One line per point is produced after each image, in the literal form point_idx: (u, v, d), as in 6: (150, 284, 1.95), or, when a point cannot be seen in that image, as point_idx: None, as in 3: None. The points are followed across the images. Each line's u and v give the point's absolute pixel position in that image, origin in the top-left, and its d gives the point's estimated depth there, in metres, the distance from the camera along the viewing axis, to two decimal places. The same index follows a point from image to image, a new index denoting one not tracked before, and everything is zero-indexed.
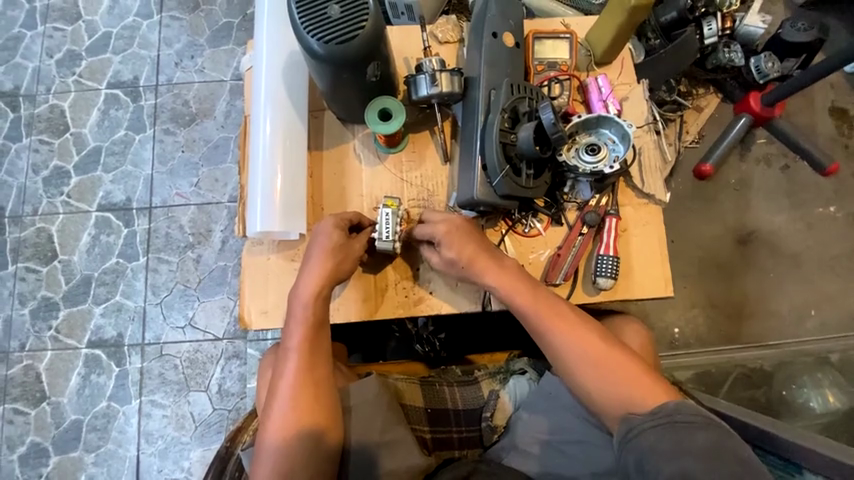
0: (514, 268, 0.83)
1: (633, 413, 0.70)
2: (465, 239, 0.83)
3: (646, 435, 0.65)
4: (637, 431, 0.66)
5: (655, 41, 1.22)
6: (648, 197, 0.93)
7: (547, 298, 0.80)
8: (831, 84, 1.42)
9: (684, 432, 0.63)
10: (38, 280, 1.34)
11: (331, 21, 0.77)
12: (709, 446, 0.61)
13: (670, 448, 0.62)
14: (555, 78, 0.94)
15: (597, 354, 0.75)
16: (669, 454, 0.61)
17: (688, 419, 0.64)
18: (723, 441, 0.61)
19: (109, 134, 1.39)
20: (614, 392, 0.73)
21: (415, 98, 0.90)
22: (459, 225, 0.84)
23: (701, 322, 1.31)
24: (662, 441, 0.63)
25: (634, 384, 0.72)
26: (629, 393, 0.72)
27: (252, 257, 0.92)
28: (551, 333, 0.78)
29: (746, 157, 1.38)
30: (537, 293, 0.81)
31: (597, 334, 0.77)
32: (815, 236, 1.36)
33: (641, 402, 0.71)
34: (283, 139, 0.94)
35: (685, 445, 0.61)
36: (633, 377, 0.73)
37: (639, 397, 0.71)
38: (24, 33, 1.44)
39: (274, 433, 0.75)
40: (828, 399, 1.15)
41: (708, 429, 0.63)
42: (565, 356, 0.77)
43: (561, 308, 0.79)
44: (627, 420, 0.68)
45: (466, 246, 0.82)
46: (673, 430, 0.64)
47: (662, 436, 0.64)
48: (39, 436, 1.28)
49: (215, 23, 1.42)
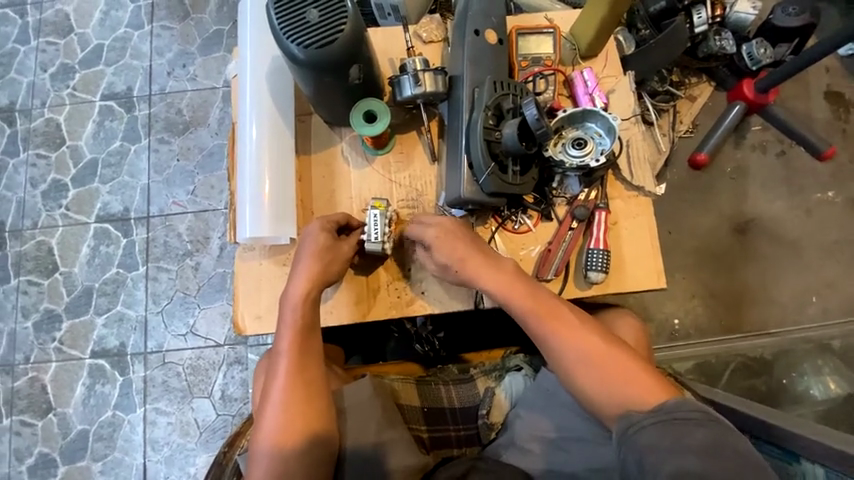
0: (510, 269, 0.82)
1: (632, 410, 0.69)
2: (455, 242, 0.83)
3: (645, 431, 0.65)
4: (636, 427, 0.66)
5: (645, 31, 1.21)
6: (637, 189, 0.93)
7: (543, 295, 0.80)
8: (826, 67, 1.41)
9: (683, 429, 0.63)
10: (40, 292, 1.35)
11: (310, 26, 0.77)
12: (708, 443, 0.60)
13: (669, 445, 0.61)
14: (539, 74, 0.94)
15: (594, 354, 0.75)
16: (669, 451, 0.61)
17: (687, 415, 0.64)
18: (722, 438, 0.61)
19: (105, 145, 1.40)
20: (612, 392, 0.72)
21: (400, 99, 0.90)
22: (453, 228, 0.84)
23: (701, 312, 1.31)
24: (662, 438, 0.63)
25: (631, 381, 0.72)
26: (626, 392, 0.72)
27: (244, 264, 0.92)
28: (548, 334, 0.78)
29: (741, 145, 1.37)
30: (533, 294, 0.80)
31: (593, 335, 0.76)
32: (814, 222, 1.34)
33: (639, 398, 0.70)
34: (270, 145, 0.94)
35: (684, 442, 0.61)
36: (629, 373, 0.72)
37: (637, 393, 0.71)
38: (18, 48, 1.46)
39: (266, 436, 0.76)
40: (829, 386, 1.13)
41: (707, 425, 0.63)
42: (562, 356, 0.76)
43: (557, 309, 0.79)
44: (627, 417, 0.68)
45: (457, 248, 0.83)
46: (672, 426, 0.64)
47: (661, 433, 0.63)
48: (47, 446, 1.30)
49: (205, 31, 1.43)
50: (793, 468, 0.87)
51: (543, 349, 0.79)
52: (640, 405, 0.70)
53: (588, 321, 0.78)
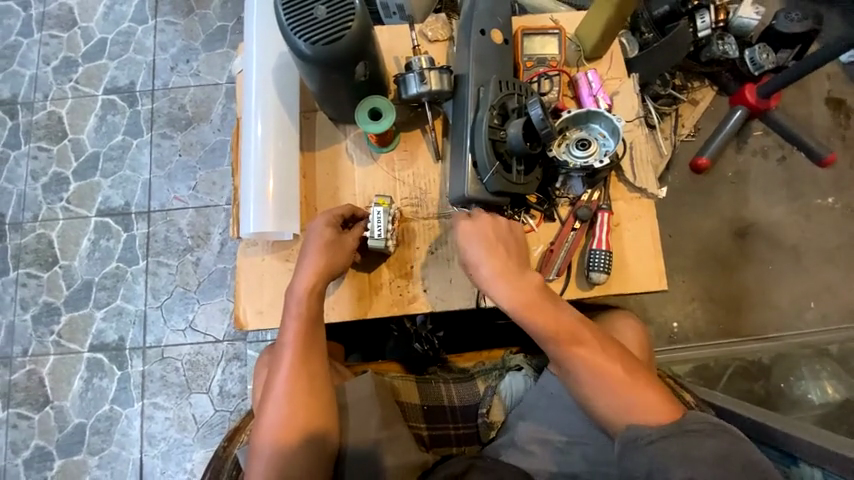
0: (531, 280, 0.77)
1: (640, 423, 0.69)
2: (478, 242, 0.78)
3: (654, 441, 0.65)
4: (644, 436, 0.66)
5: (648, 35, 1.22)
6: (640, 191, 0.94)
7: (557, 301, 0.77)
8: (828, 74, 1.41)
9: (692, 441, 0.63)
10: (39, 286, 1.35)
11: (318, 22, 0.77)
12: (717, 454, 0.61)
13: (678, 457, 0.62)
14: (544, 74, 0.94)
15: (610, 372, 0.72)
16: (678, 463, 0.62)
17: (696, 426, 0.65)
18: (731, 448, 0.62)
19: (107, 139, 1.40)
20: (624, 410, 0.70)
21: (405, 97, 0.90)
22: (478, 226, 0.79)
23: (700, 316, 1.31)
24: (671, 449, 0.63)
25: (642, 397, 0.70)
26: (638, 411, 0.70)
27: (247, 259, 0.92)
28: (562, 350, 0.74)
29: (743, 149, 1.38)
30: (550, 305, 0.76)
31: (608, 351, 0.74)
32: (813, 228, 1.35)
33: (645, 417, 0.69)
34: (275, 141, 0.94)
35: (694, 454, 0.62)
36: (642, 390, 0.71)
37: (645, 412, 0.69)
38: (21, 41, 1.46)
39: (269, 427, 0.76)
40: (827, 391, 1.13)
41: (715, 435, 0.63)
42: (574, 370, 0.74)
43: (574, 322, 0.75)
44: (630, 429, 0.68)
45: (479, 249, 0.78)
46: (680, 437, 0.64)
47: (670, 444, 0.64)
48: (44, 440, 1.29)
49: (209, 26, 1.43)
50: (793, 471, 0.87)
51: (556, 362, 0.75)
52: (648, 422, 0.68)
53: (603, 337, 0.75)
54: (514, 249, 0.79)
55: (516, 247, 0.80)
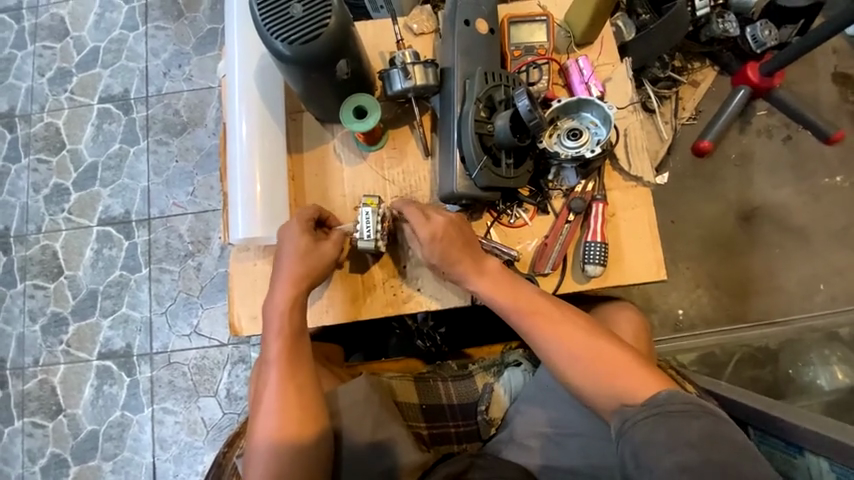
0: (503, 275, 0.83)
1: (627, 405, 0.69)
2: (445, 245, 0.82)
3: (639, 427, 0.63)
4: (631, 422, 0.65)
5: (645, 16, 1.17)
6: (636, 179, 0.91)
7: (526, 290, 0.81)
8: (833, 48, 1.37)
9: (678, 422, 0.61)
10: (46, 296, 1.37)
11: (294, 21, 0.75)
12: (703, 438, 0.59)
13: (665, 439, 0.60)
14: (532, 63, 0.92)
15: (591, 353, 0.74)
16: (666, 447, 0.59)
17: (680, 407, 0.63)
18: (720, 431, 0.60)
19: (104, 148, 1.41)
20: (614, 390, 0.71)
21: (390, 93, 0.89)
22: (432, 226, 0.82)
23: (706, 303, 1.29)
24: (657, 433, 0.61)
25: (630, 374, 0.71)
26: (626, 387, 0.71)
27: (240, 265, 0.92)
28: (541, 340, 0.78)
29: (746, 130, 1.34)
30: (526, 298, 0.80)
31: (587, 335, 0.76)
32: (822, 209, 1.32)
33: (634, 392, 0.70)
34: (260, 145, 0.94)
35: (680, 436, 0.60)
36: (631, 369, 0.72)
37: (634, 390, 0.70)
38: (16, 53, 1.47)
39: (263, 442, 0.75)
40: (837, 376, 1.10)
41: (702, 417, 0.61)
42: (559, 361, 0.76)
43: (551, 310, 0.79)
44: (622, 412, 0.67)
45: (444, 251, 0.82)
46: (667, 419, 0.62)
47: (656, 427, 0.62)
48: (59, 447, 1.31)
49: (200, 30, 1.43)
50: (797, 461, 0.87)
51: (541, 356, 0.78)
52: (636, 398, 0.69)
53: (582, 322, 0.78)
54: (471, 244, 0.84)
55: (473, 239, 0.85)
